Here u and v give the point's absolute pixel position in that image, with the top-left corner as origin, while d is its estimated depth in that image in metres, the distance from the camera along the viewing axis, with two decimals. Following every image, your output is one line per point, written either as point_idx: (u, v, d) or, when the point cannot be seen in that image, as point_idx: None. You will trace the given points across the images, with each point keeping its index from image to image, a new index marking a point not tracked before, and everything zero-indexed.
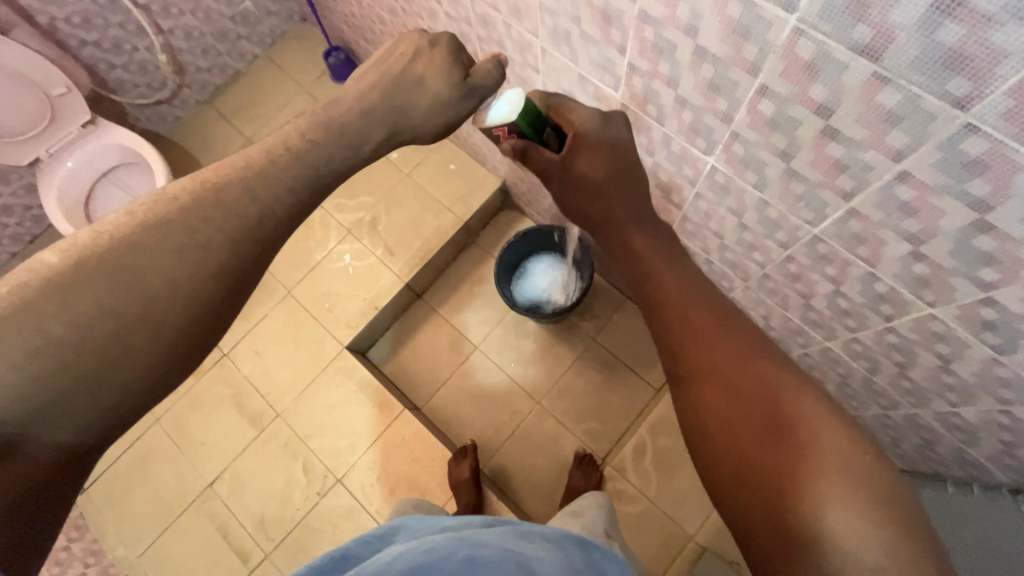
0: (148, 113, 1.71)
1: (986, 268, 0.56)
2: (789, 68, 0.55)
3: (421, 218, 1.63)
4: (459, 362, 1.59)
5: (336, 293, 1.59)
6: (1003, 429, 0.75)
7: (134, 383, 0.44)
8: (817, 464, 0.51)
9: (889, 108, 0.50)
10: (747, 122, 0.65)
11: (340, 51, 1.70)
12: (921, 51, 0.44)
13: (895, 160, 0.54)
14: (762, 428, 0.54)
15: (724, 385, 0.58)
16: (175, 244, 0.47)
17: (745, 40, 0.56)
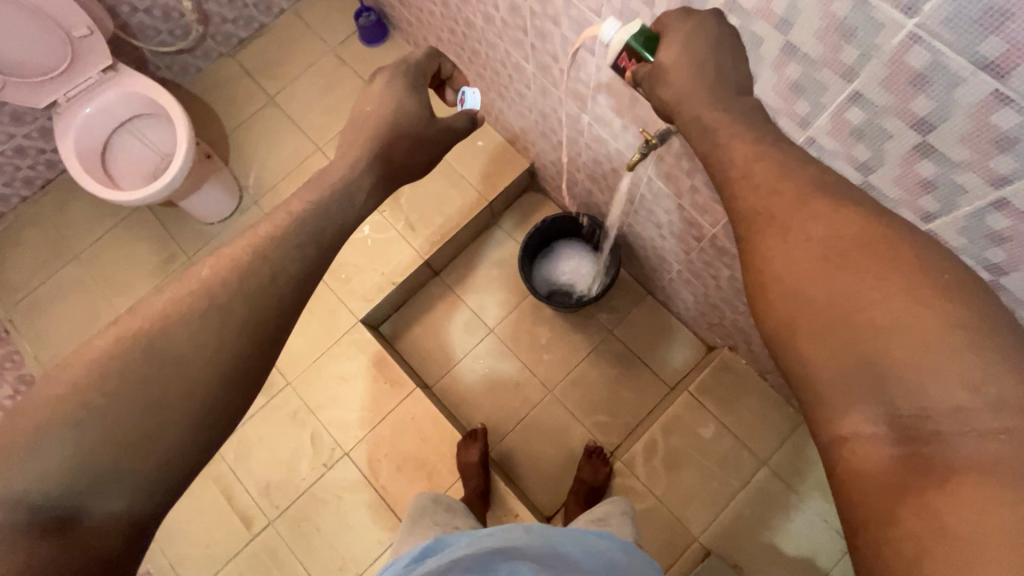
0: (170, 63, 1.65)
1: None
2: (892, 77, 0.51)
3: (445, 194, 1.59)
4: (473, 344, 1.57)
5: (353, 264, 1.56)
6: None
7: (174, 444, 0.51)
8: (887, 290, 0.42)
9: (1002, 130, 0.46)
10: (828, 130, 0.61)
11: (371, 12, 1.63)
12: None
13: (994, 185, 0.51)
14: (823, 264, 0.45)
15: (790, 233, 0.48)
16: (202, 315, 0.55)
17: (847, 42, 0.52)
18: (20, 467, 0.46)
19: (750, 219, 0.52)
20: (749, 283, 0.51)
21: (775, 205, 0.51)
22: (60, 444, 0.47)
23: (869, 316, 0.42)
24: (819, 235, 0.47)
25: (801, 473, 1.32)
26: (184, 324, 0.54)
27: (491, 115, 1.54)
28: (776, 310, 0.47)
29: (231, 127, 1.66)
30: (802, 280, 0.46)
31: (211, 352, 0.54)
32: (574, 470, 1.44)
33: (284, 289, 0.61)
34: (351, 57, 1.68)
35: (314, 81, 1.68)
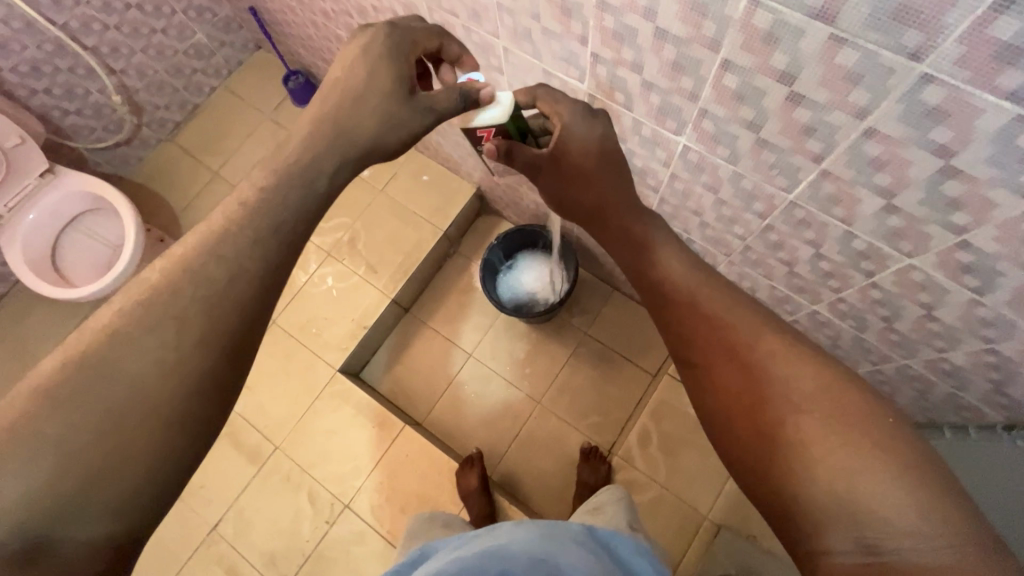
0: (109, 157, 1.67)
1: (956, 212, 0.58)
2: (748, 40, 0.56)
3: (400, 232, 1.62)
4: (455, 372, 1.58)
5: (323, 316, 1.57)
6: (991, 368, 0.78)
7: (134, 480, 0.47)
8: (837, 431, 0.52)
9: (848, 68, 0.52)
10: (714, 98, 0.66)
11: (299, 74, 1.69)
12: (872, 9, 0.46)
13: (859, 118, 0.56)
14: (783, 402, 0.55)
15: (743, 370, 0.59)
16: (154, 339, 0.50)
17: (703, 17, 0.57)
18: None
19: (704, 350, 0.63)
20: (711, 410, 0.61)
21: (722, 339, 0.61)
22: (12, 481, 0.43)
23: (817, 446, 0.52)
24: (768, 373, 0.58)
25: None
26: (132, 346, 0.49)
27: (430, 149, 1.59)
28: (742, 437, 0.58)
29: (180, 208, 1.68)
30: (760, 410, 0.57)
31: (165, 377, 0.49)
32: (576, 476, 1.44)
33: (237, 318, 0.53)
34: (287, 119, 1.73)
35: (255, 149, 1.72)
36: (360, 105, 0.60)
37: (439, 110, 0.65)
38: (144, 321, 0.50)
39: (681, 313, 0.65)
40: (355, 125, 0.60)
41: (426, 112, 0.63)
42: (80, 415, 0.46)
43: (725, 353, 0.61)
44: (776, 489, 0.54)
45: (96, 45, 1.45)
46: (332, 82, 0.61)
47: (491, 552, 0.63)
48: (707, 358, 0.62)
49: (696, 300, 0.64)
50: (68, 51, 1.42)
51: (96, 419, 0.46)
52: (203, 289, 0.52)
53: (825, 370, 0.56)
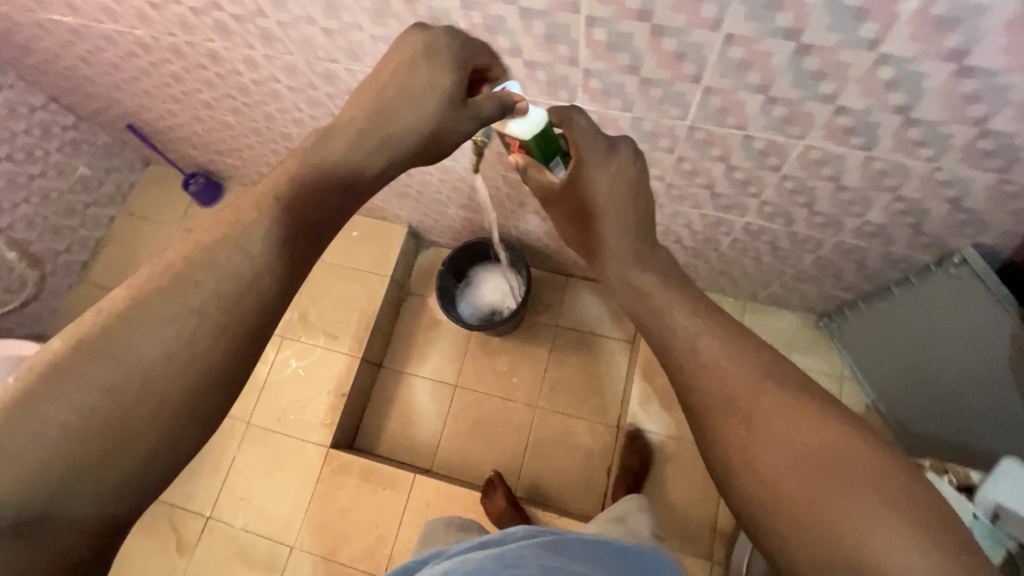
0: (19, 319, 1.56)
1: (823, 83, 0.66)
2: None
3: (349, 292, 1.61)
4: (448, 408, 1.56)
5: (297, 400, 1.51)
6: (904, 215, 0.87)
7: (141, 467, 0.44)
8: (840, 484, 0.51)
9: None
10: (591, 56, 0.72)
11: (197, 176, 1.66)
12: None
13: (715, 30, 0.62)
14: (786, 455, 0.54)
15: (745, 418, 0.58)
16: (166, 324, 0.46)
17: None
18: None
19: (702, 401, 0.62)
20: (713, 456, 0.60)
21: (720, 388, 0.61)
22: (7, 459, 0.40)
23: (822, 503, 0.51)
24: (768, 423, 0.57)
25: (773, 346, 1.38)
26: (140, 331, 0.45)
27: None
28: (744, 483, 0.56)
29: None
30: (759, 460, 0.56)
31: (174, 369, 0.45)
32: (599, 463, 1.45)
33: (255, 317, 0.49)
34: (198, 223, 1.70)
35: None
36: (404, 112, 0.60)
37: (483, 117, 0.64)
38: (157, 308, 0.46)
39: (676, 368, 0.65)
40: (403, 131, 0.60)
41: (470, 120, 0.63)
42: (91, 398, 0.43)
43: (724, 405, 0.60)
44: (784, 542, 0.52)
45: None
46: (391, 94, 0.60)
47: (502, 558, 0.67)
48: (706, 408, 0.62)
49: (697, 350, 0.65)
50: None
51: (105, 404, 0.43)
52: (217, 279, 0.48)
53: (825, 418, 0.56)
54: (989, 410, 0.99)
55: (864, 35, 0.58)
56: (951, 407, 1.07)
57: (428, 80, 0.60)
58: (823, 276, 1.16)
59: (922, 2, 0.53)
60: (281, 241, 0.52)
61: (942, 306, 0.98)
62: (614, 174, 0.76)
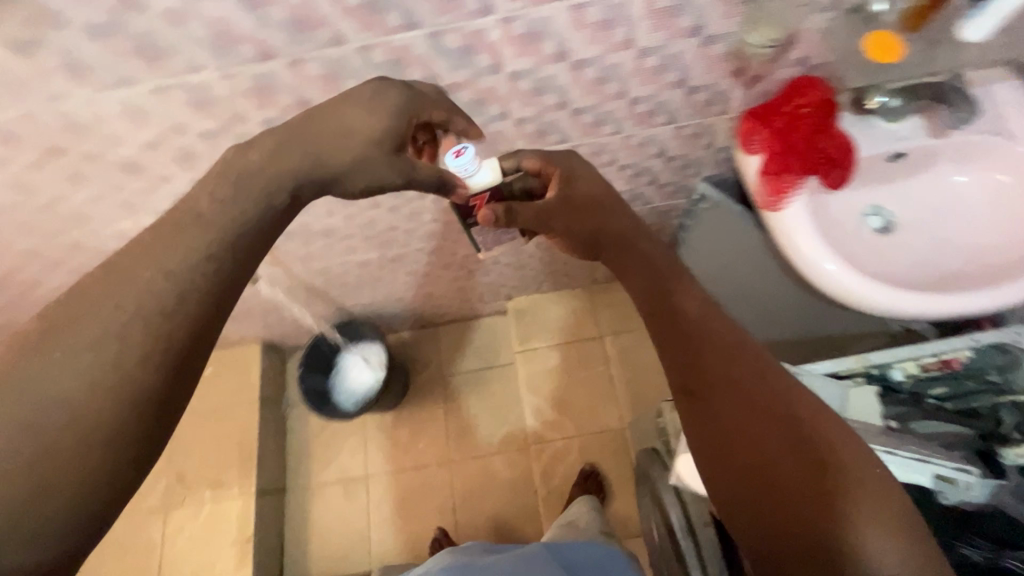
0: None
1: (487, 106, 0.74)
2: (256, 99, 0.67)
3: (220, 431, 1.51)
4: (366, 501, 1.51)
5: (202, 566, 1.39)
6: (637, 177, 0.98)
7: (77, 498, 0.38)
8: (832, 475, 0.47)
9: (322, 73, 0.65)
10: None
11: None
12: (282, 30, 0.59)
13: None
14: (784, 440, 0.50)
15: (756, 403, 0.53)
16: (92, 338, 0.40)
17: (213, 103, 0.67)
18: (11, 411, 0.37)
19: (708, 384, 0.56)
20: (707, 448, 0.54)
21: (734, 372, 0.56)
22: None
23: (816, 490, 0.47)
24: (776, 415, 0.52)
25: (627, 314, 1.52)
26: (66, 353, 0.39)
27: None
28: (737, 479, 0.51)
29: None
30: (759, 445, 0.51)
31: (107, 386, 0.39)
32: (525, 493, 1.44)
33: (182, 326, 0.42)
34: None
35: None
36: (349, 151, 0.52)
37: (421, 172, 0.57)
38: (79, 323, 0.40)
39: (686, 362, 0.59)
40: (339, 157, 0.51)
41: (398, 173, 0.55)
42: (23, 420, 0.37)
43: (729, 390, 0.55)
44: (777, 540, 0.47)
45: None
46: (331, 147, 0.52)
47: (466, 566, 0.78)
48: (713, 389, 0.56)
49: (717, 338, 0.59)
50: None
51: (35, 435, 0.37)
52: (133, 291, 0.41)
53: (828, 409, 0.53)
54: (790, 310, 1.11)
55: (483, 64, 0.67)
56: (785, 325, 1.15)
57: (369, 128, 0.53)
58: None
59: (501, 27, 0.62)
60: (199, 246, 0.44)
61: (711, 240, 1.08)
62: (584, 189, 0.72)
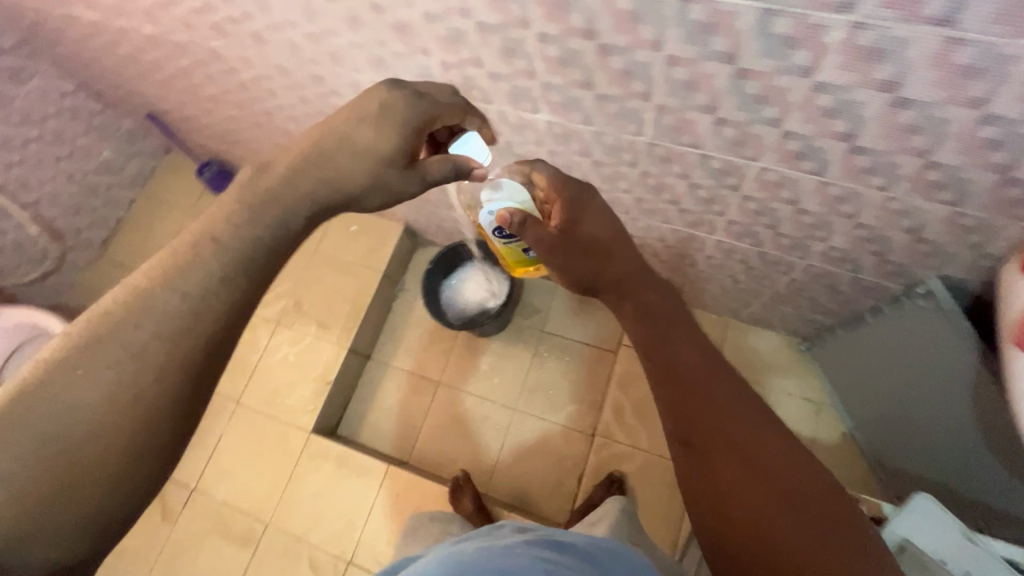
0: (39, 290, 1.69)
1: (963, 86, 0.54)
2: (618, 23, 0.62)
3: (342, 284, 1.65)
4: (428, 403, 1.60)
5: (283, 384, 1.57)
6: (866, 242, 0.86)
7: (130, 415, 0.49)
8: (802, 507, 0.64)
9: (740, 25, 0.57)
10: (612, 26, 0.63)
11: (211, 164, 1.76)
12: (757, 19, 0.55)
13: (773, 65, 0.60)
14: (768, 487, 0.65)
15: (799, 513, 0.63)
16: (58, 424, 0.47)
17: (639, 23, 0.61)
18: (52, 427, 0.47)
19: (760, 466, 0.66)
20: (709, 487, 0.68)
21: (808, 498, 0.64)
22: (72, 403, 0.47)
23: (783, 532, 0.63)
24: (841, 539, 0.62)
25: (750, 369, 1.40)
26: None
27: None
28: (725, 491, 0.67)
29: None
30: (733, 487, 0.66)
31: (68, 461, 0.47)
32: (565, 469, 1.48)
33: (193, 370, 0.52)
34: None
35: None
36: (354, 172, 0.60)
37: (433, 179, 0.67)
38: (124, 331, 0.50)
39: (726, 434, 0.68)
40: (290, 212, 0.56)
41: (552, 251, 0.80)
42: (143, 316, 0.50)
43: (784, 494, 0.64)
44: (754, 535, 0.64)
45: (90, 168, 1.69)
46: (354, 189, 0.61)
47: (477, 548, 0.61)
48: (759, 461, 0.66)
49: (713, 374, 0.70)
50: (106, 168, 1.73)
51: (48, 450, 0.47)
52: (307, 185, 0.58)
53: (797, 458, 0.67)
54: (945, 448, 0.99)
55: (766, 114, 0.68)
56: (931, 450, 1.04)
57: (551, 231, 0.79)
58: (788, 300, 1.19)
59: None
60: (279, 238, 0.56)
61: (903, 344, 0.97)
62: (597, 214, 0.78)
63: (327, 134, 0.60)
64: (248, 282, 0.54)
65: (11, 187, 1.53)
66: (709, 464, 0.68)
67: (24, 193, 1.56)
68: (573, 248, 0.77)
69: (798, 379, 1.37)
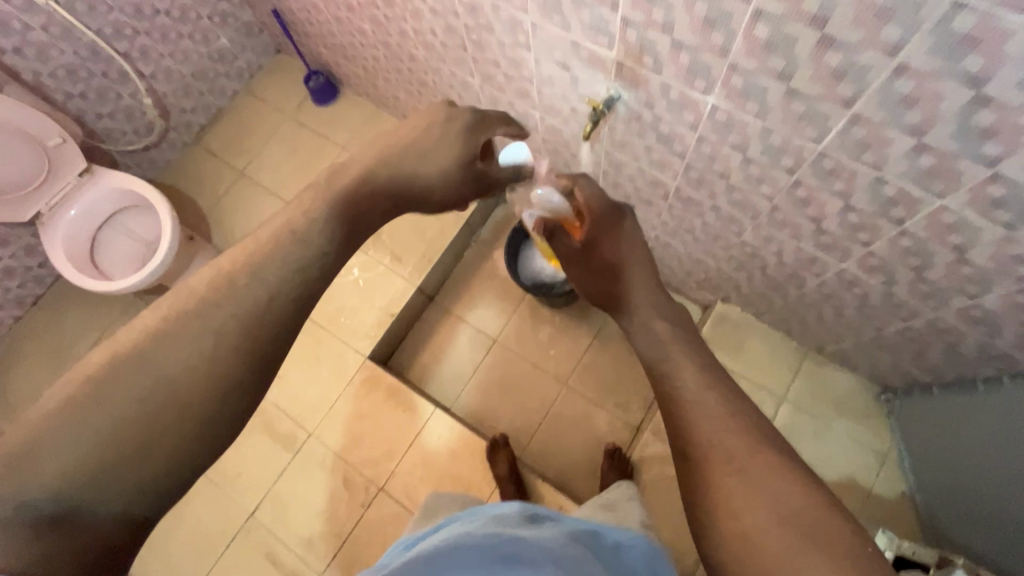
0: (137, 160, 1.74)
1: (987, 144, 0.61)
2: (860, 16, 0.57)
3: (423, 223, 1.64)
4: (481, 357, 1.61)
5: (349, 305, 1.60)
6: (1023, 309, 0.80)
7: (205, 381, 0.50)
8: (803, 538, 0.50)
9: (881, 4, 0.54)
10: (850, 20, 0.58)
11: (319, 74, 1.75)
12: (942, 15, 0.52)
13: (891, 55, 0.59)
14: (758, 505, 0.53)
15: (796, 539, 0.50)
16: (143, 391, 0.48)
17: (885, 22, 0.56)
18: (131, 392, 0.48)
19: (748, 478, 0.55)
20: (701, 511, 0.57)
21: (811, 523, 0.51)
22: (157, 369, 0.49)
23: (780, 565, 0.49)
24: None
25: (821, 404, 1.35)
26: (70, 431, 0.45)
27: None
28: (716, 516, 0.55)
29: (211, 203, 1.75)
30: (727, 507, 0.55)
31: (140, 429, 0.47)
32: (601, 454, 1.48)
33: (267, 347, 0.53)
34: (309, 120, 1.79)
35: (278, 149, 1.78)
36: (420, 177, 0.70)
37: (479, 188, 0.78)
38: (222, 293, 0.53)
39: (718, 445, 0.58)
40: (339, 197, 0.63)
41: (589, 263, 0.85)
42: (244, 283, 0.54)
43: (780, 515, 0.52)
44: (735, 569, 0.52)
45: (206, 53, 1.70)
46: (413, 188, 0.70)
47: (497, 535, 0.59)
48: (744, 475, 0.55)
49: (706, 383, 0.63)
50: (221, 56, 1.74)
51: (128, 414, 0.47)
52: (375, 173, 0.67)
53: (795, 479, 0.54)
54: (1005, 531, 0.97)
55: (984, 151, 0.62)
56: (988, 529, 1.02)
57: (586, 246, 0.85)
58: (890, 347, 1.13)
59: None
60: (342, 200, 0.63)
61: (1012, 422, 0.93)
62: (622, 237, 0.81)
63: (400, 140, 0.70)
64: (314, 266, 0.58)
65: (133, 55, 1.55)
66: (698, 480, 0.58)
67: (144, 63, 1.58)
68: (595, 264, 0.82)
69: (869, 428, 1.32)
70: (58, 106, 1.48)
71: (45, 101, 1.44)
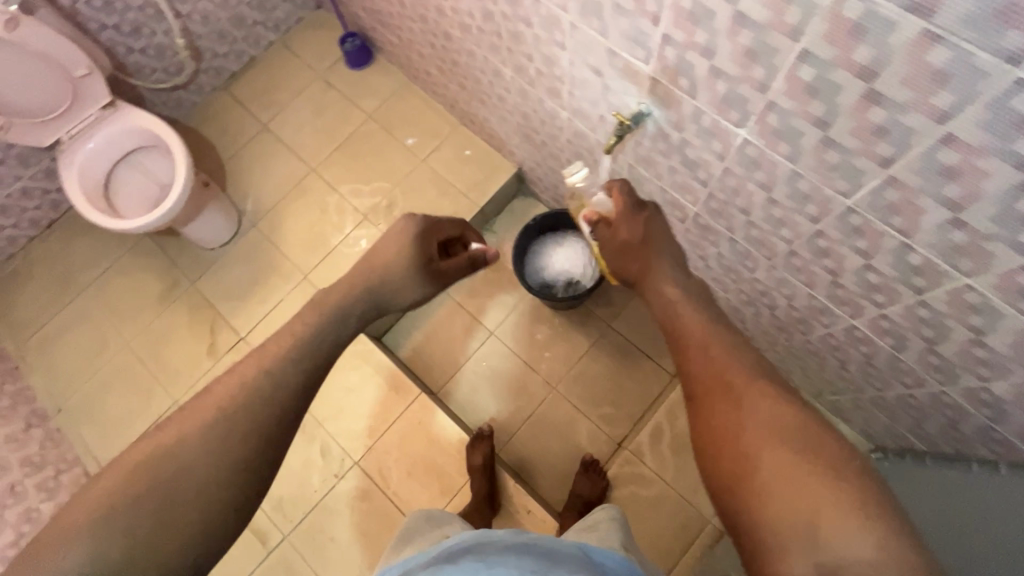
0: (165, 99, 1.74)
1: None
2: (911, 74, 0.52)
3: (437, 205, 1.61)
4: (475, 347, 1.60)
5: None
6: None
7: (219, 465, 0.58)
8: (792, 447, 0.56)
9: (937, 66, 0.50)
10: (901, 78, 0.53)
11: (355, 37, 1.71)
12: (1001, 91, 0.48)
13: (939, 122, 0.54)
14: (756, 428, 0.59)
15: (787, 450, 0.56)
16: (166, 479, 0.56)
17: (939, 86, 0.51)
18: (159, 480, 0.55)
19: (748, 404, 0.62)
20: (707, 438, 0.63)
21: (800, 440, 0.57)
22: (180, 460, 0.57)
23: (771, 472, 0.55)
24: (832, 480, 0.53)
25: None
26: (100, 529, 0.52)
27: (471, 122, 1.58)
28: (716, 440, 0.62)
29: (230, 151, 1.74)
30: (727, 429, 0.61)
31: (160, 518, 0.54)
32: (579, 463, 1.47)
33: (274, 432, 0.63)
34: (340, 82, 1.76)
35: (304, 107, 1.76)
36: (382, 281, 0.82)
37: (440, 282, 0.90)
38: (236, 386, 0.63)
39: (722, 381, 0.65)
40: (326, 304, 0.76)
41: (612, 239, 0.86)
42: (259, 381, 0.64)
43: (773, 431, 0.58)
44: (755, 500, 0.55)
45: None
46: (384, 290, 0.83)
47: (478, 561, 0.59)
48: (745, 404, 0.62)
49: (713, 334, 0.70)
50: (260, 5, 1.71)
51: (153, 500, 0.54)
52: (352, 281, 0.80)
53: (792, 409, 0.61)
54: None
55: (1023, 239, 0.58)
56: None
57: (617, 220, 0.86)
58: (889, 409, 1.09)
59: None
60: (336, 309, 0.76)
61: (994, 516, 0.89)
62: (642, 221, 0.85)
63: (378, 261, 0.84)
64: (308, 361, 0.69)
65: None
66: (705, 411, 0.65)
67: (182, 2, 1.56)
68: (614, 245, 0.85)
69: None
70: (91, 35, 1.47)
71: (79, 29, 1.44)
